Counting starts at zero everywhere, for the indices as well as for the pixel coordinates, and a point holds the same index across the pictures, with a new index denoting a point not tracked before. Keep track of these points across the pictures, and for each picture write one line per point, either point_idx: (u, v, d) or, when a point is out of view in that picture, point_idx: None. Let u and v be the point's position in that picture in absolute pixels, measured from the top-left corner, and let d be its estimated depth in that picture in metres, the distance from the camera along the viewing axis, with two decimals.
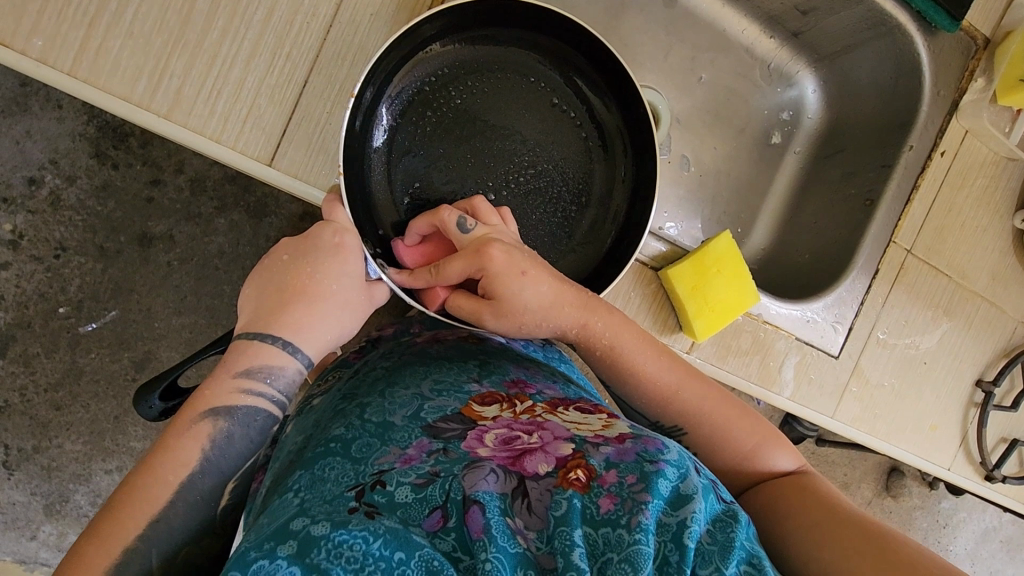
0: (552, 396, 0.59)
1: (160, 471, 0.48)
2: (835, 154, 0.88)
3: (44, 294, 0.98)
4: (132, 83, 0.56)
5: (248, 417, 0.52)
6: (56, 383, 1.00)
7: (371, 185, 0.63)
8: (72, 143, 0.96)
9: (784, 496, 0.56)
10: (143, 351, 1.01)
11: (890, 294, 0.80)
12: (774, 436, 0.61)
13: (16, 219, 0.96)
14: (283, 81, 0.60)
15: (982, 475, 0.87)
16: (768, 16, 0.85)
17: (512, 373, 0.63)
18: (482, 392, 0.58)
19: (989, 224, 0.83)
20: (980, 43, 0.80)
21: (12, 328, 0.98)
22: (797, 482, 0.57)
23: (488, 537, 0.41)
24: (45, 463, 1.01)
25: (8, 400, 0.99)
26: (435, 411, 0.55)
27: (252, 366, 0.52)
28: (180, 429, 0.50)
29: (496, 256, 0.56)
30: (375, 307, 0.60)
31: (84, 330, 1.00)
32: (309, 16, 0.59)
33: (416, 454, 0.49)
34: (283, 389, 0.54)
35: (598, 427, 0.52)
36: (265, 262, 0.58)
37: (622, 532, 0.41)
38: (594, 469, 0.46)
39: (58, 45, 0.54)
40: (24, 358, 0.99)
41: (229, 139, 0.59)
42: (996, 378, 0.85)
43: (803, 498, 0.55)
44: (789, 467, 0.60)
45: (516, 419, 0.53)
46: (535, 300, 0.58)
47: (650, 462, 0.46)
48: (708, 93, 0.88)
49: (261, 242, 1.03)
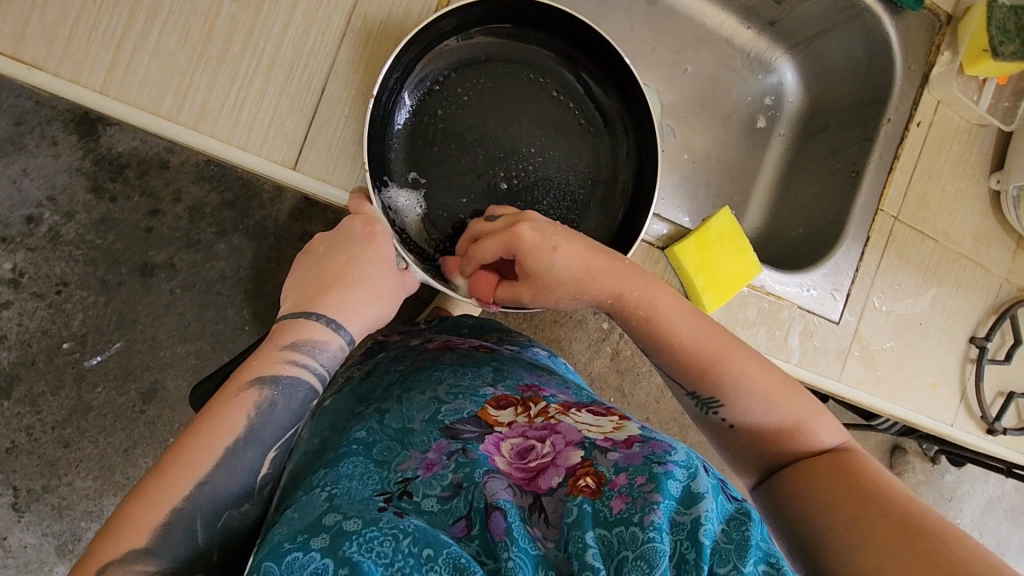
0: (565, 398, 0.62)
1: (206, 436, 0.49)
2: (818, 134, 0.93)
3: (47, 330, 0.99)
4: (160, 98, 0.59)
5: (292, 387, 0.53)
6: (62, 421, 1.00)
7: (390, 179, 0.66)
8: (70, 179, 0.98)
9: (821, 495, 0.52)
10: (149, 381, 1.03)
11: (882, 260, 0.84)
12: (817, 409, 0.59)
13: (16, 257, 0.98)
14: (302, 89, 0.62)
15: (983, 429, 0.91)
16: (745, 8, 0.90)
17: (525, 378, 0.65)
18: (498, 395, 0.60)
19: (967, 187, 0.88)
20: (943, 19, 0.84)
21: (16, 367, 0.99)
22: (840, 458, 0.56)
23: (509, 539, 0.43)
24: (54, 502, 1.01)
25: (15, 440, 0.99)
26: (453, 414, 0.57)
27: (297, 339, 0.54)
28: (227, 395, 0.51)
29: (526, 234, 0.58)
30: (407, 293, 0.62)
31: (89, 363, 1.01)
32: (324, 27, 0.62)
33: (437, 458, 0.51)
34: (325, 363, 0.55)
35: (608, 429, 0.54)
36: (302, 256, 0.60)
37: (635, 530, 0.42)
38: (603, 475, 0.48)
39: (88, 68, 0.57)
40: (29, 397, 0.99)
41: (254, 147, 0.61)
42: (988, 333, 0.89)
43: (863, 508, 0.50)
44: (830, 444, 0.58)
45: (530, 425, 0.55)
46: (569, 270, 0.59)
47: (658, 463, 0.48)
48: (694, 85, 0.93)
49: (263, 262, 1.05)
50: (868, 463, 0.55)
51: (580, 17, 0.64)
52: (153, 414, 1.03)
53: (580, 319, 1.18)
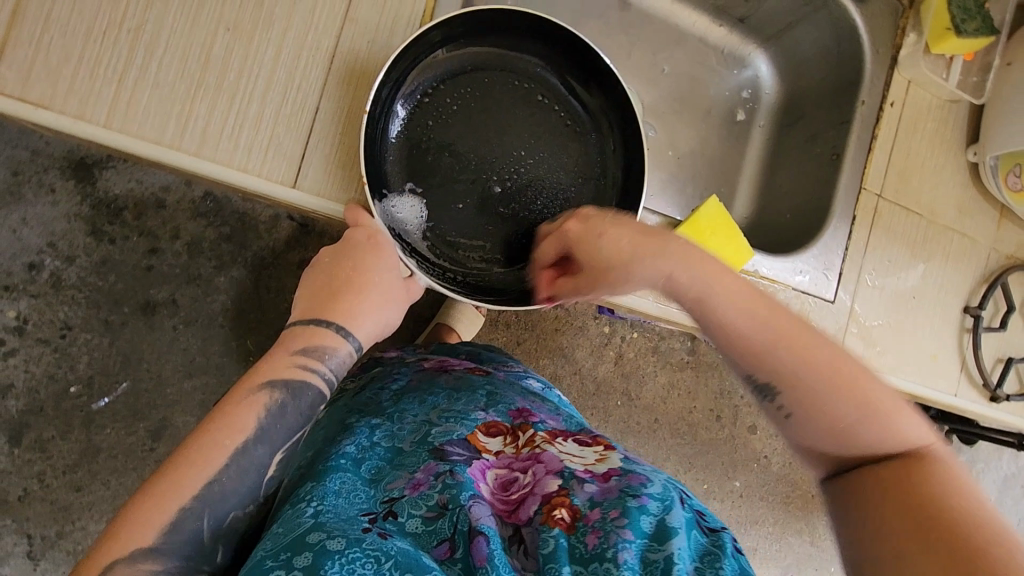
0: (553, 426, 0.62)
1: (217, 434, 0.50)
2: (796, 122, 0.95)
3: (54, 375, 1.00)
4: (161, 127, 0.61)
5: (301, 391, 0.54)
6: (73, 465, 1.00)
7: (388, 190, 0.69)
8: (69, 224, 1.00)
9: (882, 503, 0.46)
10: (157, 419, 1.03)
11: (870, 237, 0.87)
12: (897, 405, 0.52)
13: (19, 305, 0.99)
14: (297, 109, 0.65)
15: (987, 397, 0.92)
16: (715, 7, 0.94)
17: (517, 403, 0.65)
18: (488, 421, 0.59)
19: (945, 162, 0.91)
20: (905, 3, 0.87)
21: (25, 415, 0.99)
22: (924, 464, 0.48)
23: (490, 565, 0.44)
24: (69, 548, 1.01)
25: (27, 487, 0.99)
26: (442, 435, 0.56)
27: (309, 345, 0.56)
28: (238, 397, 0.53)
29: (572, 228, 0.62)
30: (414, 300, 0.65)
31: (97, 405, 1.01)
32: (314, 49, 0.65)
33: (424, 478, 0.51)
34: (333, 369, 0.57)
35: (591, 462, 0.55)
36: (310, 264, 0.62)
37: (608, 566, 0.44)
38: (578, 509, 0.49)
39: (92, 105, 0.59)
40: (39, 444, 1.00)
41: (254, 168, 0.63)
42: (981, 302, 0.91)
43: (934, 533, 0.42)
44: (912, 441, 0.50)
45: (516, 457, 0.56)
46: (618, 252, 0.59)
47: (633, 497, 0.49)
48: (672, 84, 0.96)
49: (264, 291, 1.07)
50: (958, 472, 0.47)
51: (557, 21, 0.67)
52: (163, 451, 1.03)
53: (582, 324, 1.19)
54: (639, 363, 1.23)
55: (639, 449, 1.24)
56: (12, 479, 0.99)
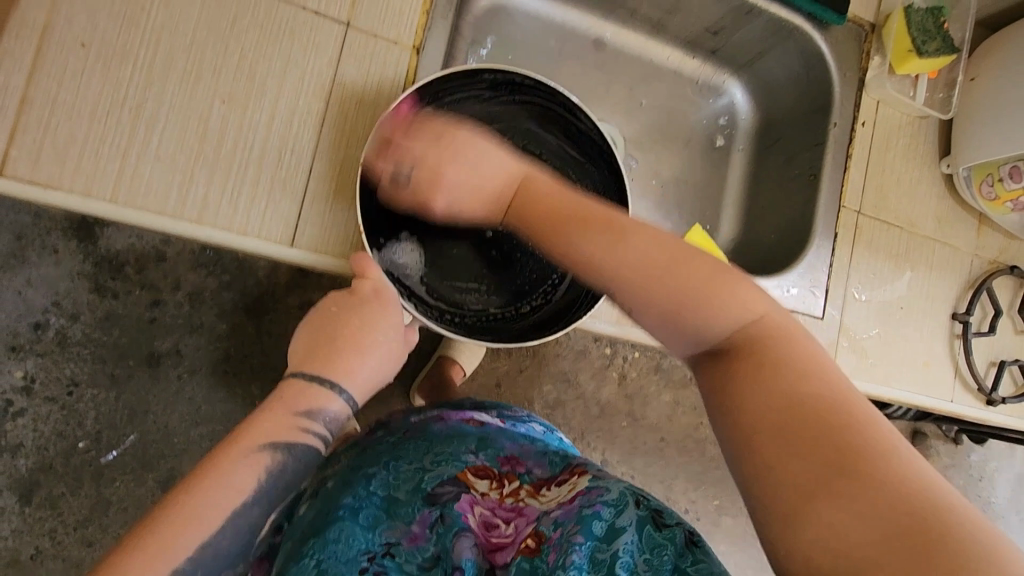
0: (540, 475, 0.62)
1: (216, 493, 0.50)
2: (773, 145, 0.98)
3: (62, 433, 1.02)
4: (164, 197, 0.64)
5: (302, 454, 0.55)
6: (85, 520, 1.01)
7: (387, 239, 0.72)
8: (72, 282, 1.02)
9: (734, 392, 0.43)
10: (166, 469, 1.05)
11: (853, 253, 0.89)
12: (727, 274, 0.49)
13: (27, 364, 1.01)
14: (292, 171, 0.68)
15: (982, 401, 0.94)
16: (687, 41, 0.98)
17: (507, 448, 0.65)
18: (479, 464, 0.61)
19: (920, 176, 0.94)
20: (868, 28, 0.91)
21: (35, 472, 1.01)
22: (761, 331, 0.46)
23: None
24: None
25: (39, 545, 1.00)
26: (434, 479, 0.58)
27: (310, 407, 0.57)
28: (235, 455, 0.52)
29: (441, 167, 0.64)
30: (408, 349, 0.67)
31: (105, 459, 1.03)
32: (305, 114, 0.68)
33: (420, 531, 0.54)
34: (330, 430, 0.58)
35: (565, 492, 0.56)
36: (312, 316, 0.64)
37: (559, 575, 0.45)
38: (543, 534, 0.51)
39: (96, 180, 0.62)
40: (50, 501, 1.01)
41: (253, 230, 0.66)
42: (968, 308, 0.93)
43: (790, 435, 0.39)
44: (745, 308, 0.47)
45: (501, 503, 0.57)
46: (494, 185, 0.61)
47: (588, 506, 0.50)
48: (651, 115, 0.99)
49: (266, 338, 1.09)
50: (798, 334, 0.46)
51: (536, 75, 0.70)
52: None
53: (581, 349, 1.21)
54: (641, 384, 1.24)
55: (647, 469, 1.25)
56: (24, 537, 1.00)
